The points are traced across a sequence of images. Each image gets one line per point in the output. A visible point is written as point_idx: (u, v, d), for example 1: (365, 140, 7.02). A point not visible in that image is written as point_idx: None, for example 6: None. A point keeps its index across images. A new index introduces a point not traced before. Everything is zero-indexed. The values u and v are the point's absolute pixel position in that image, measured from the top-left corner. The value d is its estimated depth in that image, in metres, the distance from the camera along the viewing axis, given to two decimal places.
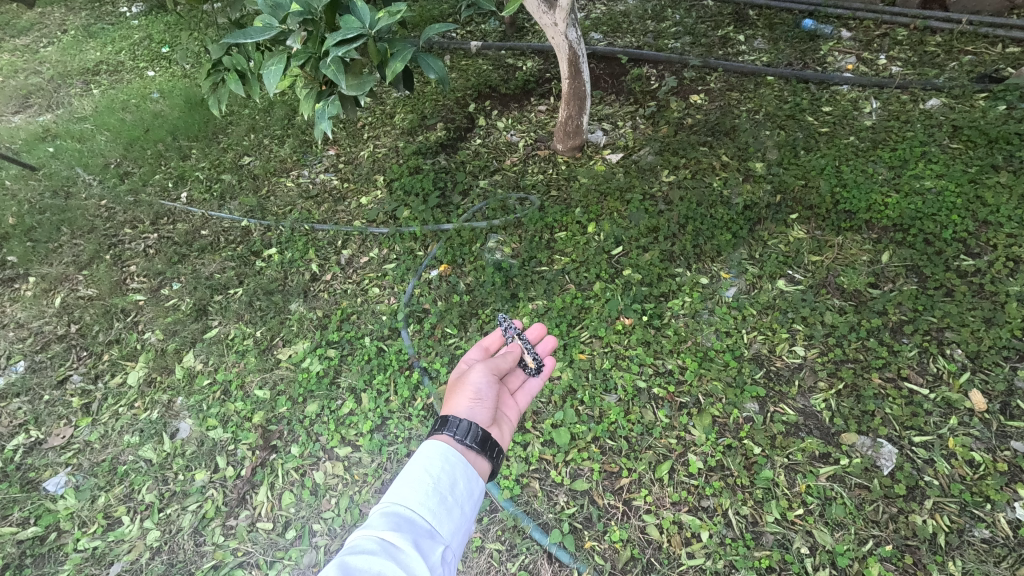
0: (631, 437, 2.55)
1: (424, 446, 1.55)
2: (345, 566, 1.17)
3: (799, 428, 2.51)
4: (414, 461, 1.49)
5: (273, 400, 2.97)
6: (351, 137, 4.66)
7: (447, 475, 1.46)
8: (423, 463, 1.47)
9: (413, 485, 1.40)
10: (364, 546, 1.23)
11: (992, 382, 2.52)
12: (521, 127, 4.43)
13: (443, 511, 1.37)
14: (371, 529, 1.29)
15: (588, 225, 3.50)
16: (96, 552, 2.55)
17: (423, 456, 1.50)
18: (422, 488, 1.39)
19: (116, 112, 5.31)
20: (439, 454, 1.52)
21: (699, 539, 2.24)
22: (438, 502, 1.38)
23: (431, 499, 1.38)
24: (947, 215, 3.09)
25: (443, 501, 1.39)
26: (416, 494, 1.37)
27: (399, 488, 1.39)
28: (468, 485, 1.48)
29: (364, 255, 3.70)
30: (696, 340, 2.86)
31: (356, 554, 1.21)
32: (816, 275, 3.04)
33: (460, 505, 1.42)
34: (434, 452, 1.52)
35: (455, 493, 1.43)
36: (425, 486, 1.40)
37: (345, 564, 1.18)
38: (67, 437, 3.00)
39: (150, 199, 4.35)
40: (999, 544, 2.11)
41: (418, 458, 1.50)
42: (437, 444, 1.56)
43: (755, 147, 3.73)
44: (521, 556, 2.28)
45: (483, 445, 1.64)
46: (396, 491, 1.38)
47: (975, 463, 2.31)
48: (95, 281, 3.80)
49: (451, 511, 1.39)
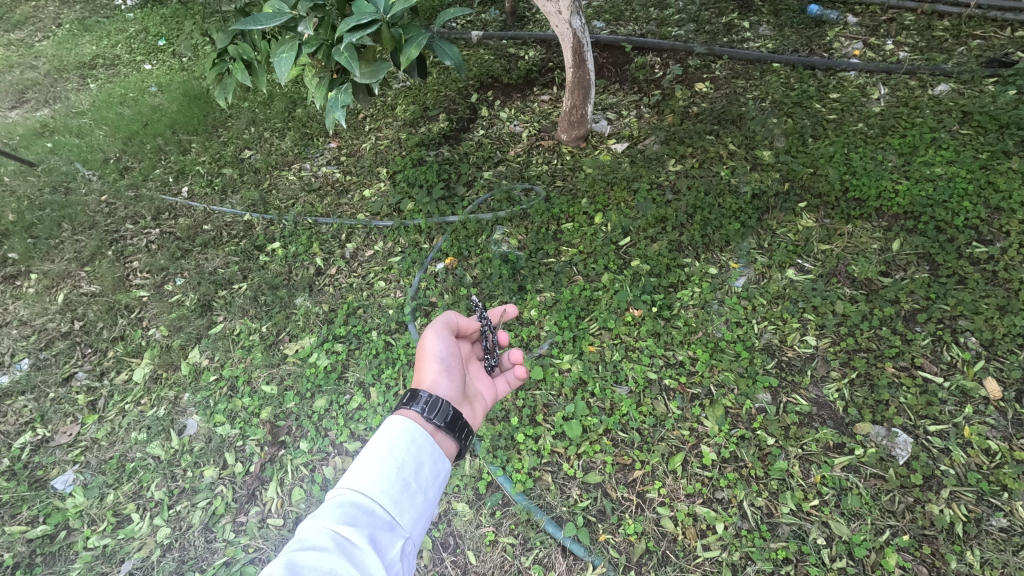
0: (643, 429, 2.54)
1: (387, 424, 1.41)
2: (292, 565, 1.03)
3: (813, 419, 2.49)
4: (375, 440, 1.34)
5: (280, 395, 2.95)
6: (352, 129, 4.61)
7: (412, 458, 1.33)
8: (386, 444, 1.33)
9: (374, 469, 1.26)
10: (313, 540, 1.09)
11: (1007, 369, 2.50)
12: (524, 117, 4.38)
13: (406, 499, 1.25)
14: (322, 519, 1.15)
15: (595, 215, 3.46)
16: (106, 549, 2.54)
17: (386, 435, 1.36)
18: (384, 474, 1.26)
19: (114, 106, 5.25)
20: (405, 433, 1.38)
21: (714, 531, 2.22)
22: (400, 490, 1.25)
23: (393, 487, 1.25)
24: (958, 202, 3.06)
25: (406, 489, 1.26)
26: (376, 481, 1.24)
27: (357, 473, 1.25)
28: (434, 468, 1.36)
29: (369, 249, 3.67)
30: (706, 330, 2.83)
31: (304, 550, 1.07)
32: (826, 264, 3.01)
33: (424, 492, 1.29)
34: (399, 430, 1.38)
35: (420, 479, 1.31)
36: (388, 472, 1.26)
37: (290, 564, 1.04)
38: (74, 435, 2.98)
39: (151, 194, 4.31)
40: (1017, 533, 2.09)
41: (380, 437, 1.36)
42: (402, 421, 1.43)
43: (762, 135, 3.69)
44: (535, 550, 2.26)
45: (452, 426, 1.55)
46: (353, 477, 1.24)
47: (991, 451, 2.29)
48: (98, 277, 3.77)
49: (413, 499, 1.26)
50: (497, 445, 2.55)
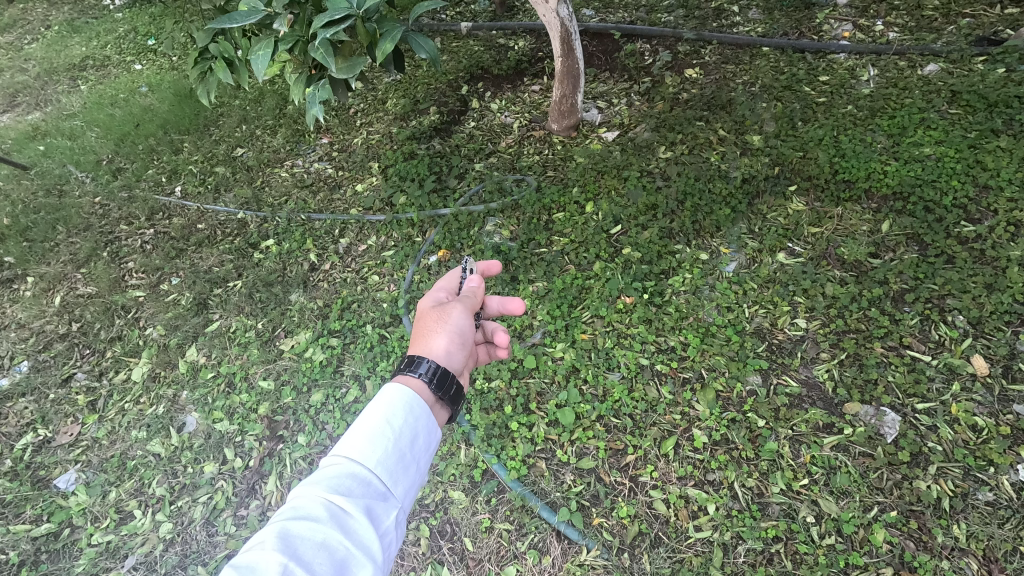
0: (635, 414, 2.57)
1: (384, 391, 1.40)
2: (285, 536, 1.06)
3: (803, 400, 2.52)
4: (372, 408, 1.34)
5: (277, 391, 2.98)
6: (343, 124, 4.61)
7: (408, 428, 1.33)
8: (383, 411, 1.33)
9: (369, 439, 1.26)
10: (307, 510, 1.11)
11: (994, 346, 2.52)
12: (515, 108, 4.38)
13: (401, 470, 1.26)
14: (318, 487, 1.17)
15: (586, 204, 3.48)
16: (110, 546, 2.58)
17: (383, 403, 1.36)
18: (379, 444, 1.26)
19: (106, 107, 5.25)
20: (402, 401, 1.37)
21: (705, 513, 2.26)
22: (396, 460, 1.26)
23: (388, 457, 1.25)
24: (946, 181, 3.07)
25: (401, 459, 1.27)
26: (373, 451, 1.24)
27: (353, 442, 1.25)
28: (428, 437, 1.37)
29: (362, 243, 3.69)
30: (697, 316, 2.86)
31: (298, 520, 1.09)
32: (816, 247, 3.03)
33: (417, 461, 1.31)
34: (396, 398, 1.38)
35: (414, 449, 1.32)
36: (384, 442, 1.27)
37: (283, 534, 1.06)
38: (75, 435, 3.01)
39: (144, 195, 4.32)
40: (1003, 506, 2.13)
41: (378, 405, 1.35)
42: (400, 388, 1.42)
43: (752, 120, 3.69)
44: (531, 535, 2.30)
45: (450, 396, 1.57)
46: (349, 445, 1.25)
47: (978, 428, 2.32)
48: (94, 278, 3.79)
49: (408, 469, 1.28)
50: (491, 434, 2.58)
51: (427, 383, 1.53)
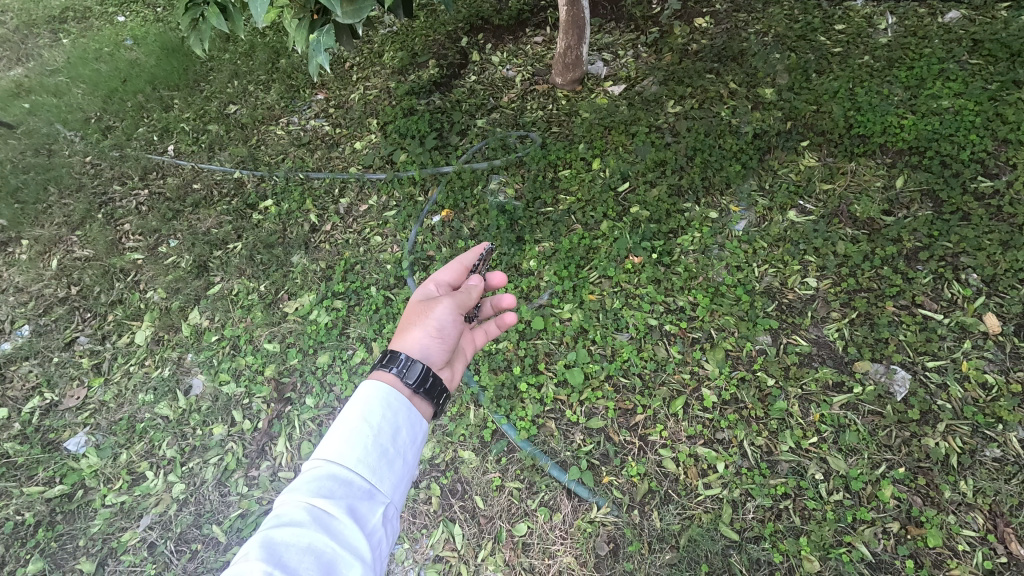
0: (644, 374, 2.56)
1: (360, 388, 1.42)
2: (268, 545, 1.08)
3: (813, 358, 2.51)
4: (351, 407, 1.36)
5: (283, 353, 2.97)
6: (339, 79, 4.45)
7: (389, 423, 1.36)
8: (361, 409, 1.36)
9: (350, 439, 1.29)
10: (289, 517, 1.14)
11: (1007, 305, 2.49)
12: (517, 61, 4.22)
13: (385, 466, 1.29)
14: (300, 493, 1.19)
15: (592, 161, 3.39)
16: (124, 506, 2.59)
17: (361, 401, 1.38)
18: (360, 442, 1.29)
19: (90, 62, 5.03)
20: (380, 397, 1.40)
21: (715, 470, 2.27)
22: (379, 457, 1.29)
23: (371, 456, 1.28)
24: (965, 135, 2.97)
25: (385, 455, 1.30)
26: (353, 451, 1.27)
27: (332, 443, 1.28)
28: (413, 428, 1.40)
29: (363, 203, 3.61)
30: (707, 276, 2.82)
31: (280, 528, 1.12)
32: (828, 204, 2.97)
33: (403, 455, 1.34)
34: (374, 394, 1.40)
35: (397, 444, 1.35)
36: (365, 441, 1.29)
37: (266, 543, 1.09)
38: (82, 398, 3.00)
39: (136, 154, 4.20)
40: (1010, 462, 2.13)
41: (357, 404, 1.37)
42: (377, 383, 1.45)
43: (764, 72, 3.55)
44: (541, 493, 2.33)
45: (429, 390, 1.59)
46: (329, 447, 1.27)
47: (988, 385, 2.31)
48: (90, 240, 3.71)
49: (393, 464, 1.31)
50: (500, 395, 2.58)
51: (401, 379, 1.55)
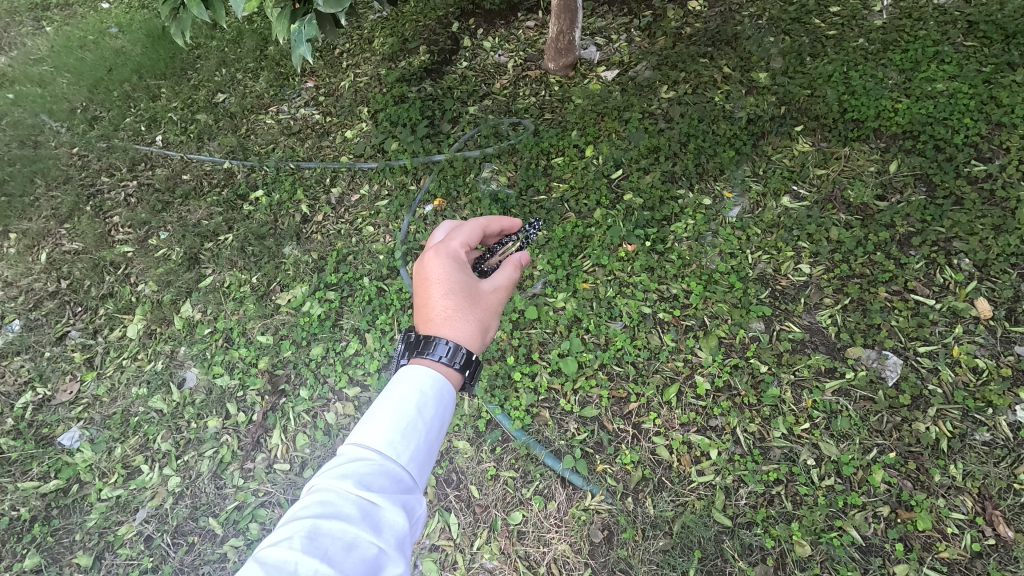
0: (638, 362, 2.56)
1: (403, 374, 1.38)
2: (315, 533, 1.00)
3: (806, 345, 2.52)
4: (393, 394, 1.31)
5: (276, 345, 2.95)
6: (329, 66, 4.39)
7: (433, 417, 1.32)
8: (408, 398, 1.31)
9: (397, 430, 1.23)
10: (336, 508, 1.06)
11: (999, 289, 2.49)
12: (509, 46, 4.16)
13: (426, 461, 1.26)
14: (343, 480, 1.12)
15: (585, 148, 3.36)
16: (120, 500, 2.59)
17: (406, 389, 1.33)
18: (407, 434, 1.24)
19: (74, 50, 4.94)
20: (427, 388, 1.36)
21: (708, 458, 2.29)
22: (423, 451, 1.25)
23: (412, 448, 1.23)
24: (959, 118, 2.95)
25: (428, 449, 1.27)
26: (400, 443, 1.22)
27: (378, 432, 1.22)
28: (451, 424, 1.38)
29: (354, 193, 3.58)
30: (700, 263, 2.81)
31: (327, 519, 1.03)
32: (822, 190, 2.96)
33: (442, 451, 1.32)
34: (421, 385, 1.36)
35: (438, 438, 1.32)
36: (409, 431, 1.24)
37: (313, 534, 1.00)
38: (75, 392, 2.99)
39: (124, 144, 4.14)
40: (999, 445, 2.15)
41: (399, 391, 1.32)
42: (426, 371, 1.40)
43: (758, 56, 3.52)
44: (536, 482, 2.34)
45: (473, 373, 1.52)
46: (375, 435, 1.21)
47: (979, 369, 2.33)
48: (79, 233, 3.67)
49: (431, 460, 1.28)
50: (494, 384, 2.58)
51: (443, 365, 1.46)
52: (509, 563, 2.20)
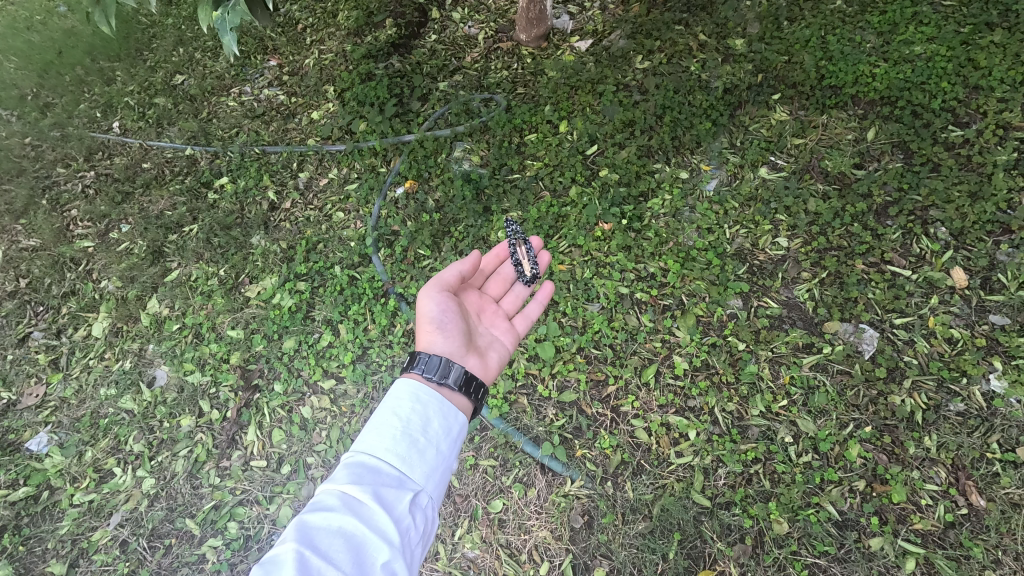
0: (616, 344, 2.53)
1: (395, 387, 1.54)
2: (304, 528, 1.17)
3: (783, 321, 2.50)
4: (384, 402, 1.48)
5: (248, 339, 2.87)
6: (291, 42, 4.19)
7: (418, 417, 1.44)
8: (393, 404, 1.47)
9: (381, 432, 1.39)
10: (323, 503, 1.23)
11: (974, 258, 2.48)
12: (479, 17, 4.01)
13: (414, 456, 1.36)
14: (334, 483, 1.28)
15: (559, 124, 3.26)
16: (93, 505, 2.54)
17: (392, 396, 1.50)
18: (390, 433, 1.39)
19: (20, 32, 4.66)
20: (409, 394, 1.51)
21: (686, 438, 2.28)
22: (408, 447, 1.37)
23: (399, 446, 1.36)
24: (936, 83, 2.89)
25: (415, 445, 1.38)
26: (383, 442, 1.36)
27: (366, 437, 1.38)
28: (443, 421, 1.48)
29: (323, 177, 3.47)
30: (678, 240, 2.76)
31: (314, 513, 1.21)
32: (799, 160, 2.91)
33: (432, 446, 1.41)
34: (404, 391, 1.52)
35: (429, 434, 1.43)
36: (393, 432, 1.39)
37: (301, 526, 1.17)
38: (41, 396, 2.90)
39: (79, 132, 3.95)
40: (973, 416, 2.16)
41: (386, 401, 1.49)
42: (409, 381, 1.57)
43: (734, 22, 3.42)
44: (515, 470, 2.32)
45: (457, 383, 1.71)
46: (363, 440, 1.38)
47: (954, 339, 2.32)
48: (35, 229, 3.52)
49: (423, 454, 1.38)
50: None
51: (426, 377, 1.68)
52: (491, 552, 2.19)
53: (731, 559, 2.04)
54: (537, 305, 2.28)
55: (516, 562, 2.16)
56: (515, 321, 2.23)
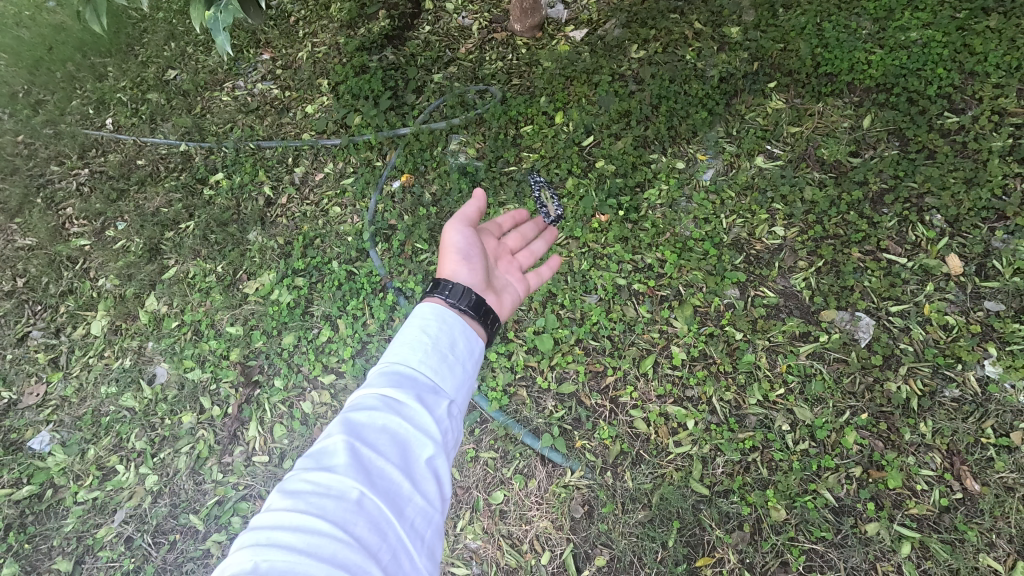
0: (614, 335, 2.55)
1: (419, 307, 1.53)
2: (348, 423, 1.18)
3: (780, 310, 2.51)
4: (411, 321, 1.47)
5: (247, 336, 2.88)
6: (284, 35, 4.16)
7: (447, 335, 1.44)
8: (421, 322, 1.46)
9: (412, 344, 1.38)
10: (364, 404, 1.23)
11: (969, 245, 2.49)
12: (473, 7, 3.98)
13: (446, 368, 1.36)
14: (371, 388, 1.28)
15: (555, 115, 3.25)
16: (97, 502, 2.56)
17: (420, 316, 1.48)
18: (422, 346, 1.38)
19: (9, 28, 4.60)
20: (436, 314, 1.50)
21: (685, 428, 2.30)
22: (440, 359, 1.37)
23: (431, 356, 1.36)
24: (932, 69, 2.88)
25: (445, 358, 1.38)
26: (416, 352, 1.36)
27: (398, 349, 1.37)
28: (468, 340, 1.48)
29: (319, 172, 3.45)
30: (675, 231, 2.77)
31: (357, 412, 1.21)
32: (796, 148, 2.90)
33: (461, 362, 1.41)
34: (430, 312, 1.50)
35: (457, 351, 1.42)
36: (423, 344, 1.38)
37: (346, 423, 1.18)
38: (42, 395, 2.91)
39: (72, 129, 3.93)
40: (968, 401, 2.18)
41: (413, 319, 1.48)
42: (433, 303, 1.56)
43: (729, 9, 3.39)
44: (515, 461, 2.34)
45: (475, 312, 1.67)
46: (396, 351, 1.37)
47: (949, 326, 2.34)
48: (30, 228, 3.50)
49: (454, 368, 1.38)
50: None
51: (448, 301, 1.65)
52: (493, 543, 2.22)
53: (730, 547, 2.07)
54: (549, 266, 2.31)
55: (518, 552, 2.18)
56: (528, 275, 2.24)
